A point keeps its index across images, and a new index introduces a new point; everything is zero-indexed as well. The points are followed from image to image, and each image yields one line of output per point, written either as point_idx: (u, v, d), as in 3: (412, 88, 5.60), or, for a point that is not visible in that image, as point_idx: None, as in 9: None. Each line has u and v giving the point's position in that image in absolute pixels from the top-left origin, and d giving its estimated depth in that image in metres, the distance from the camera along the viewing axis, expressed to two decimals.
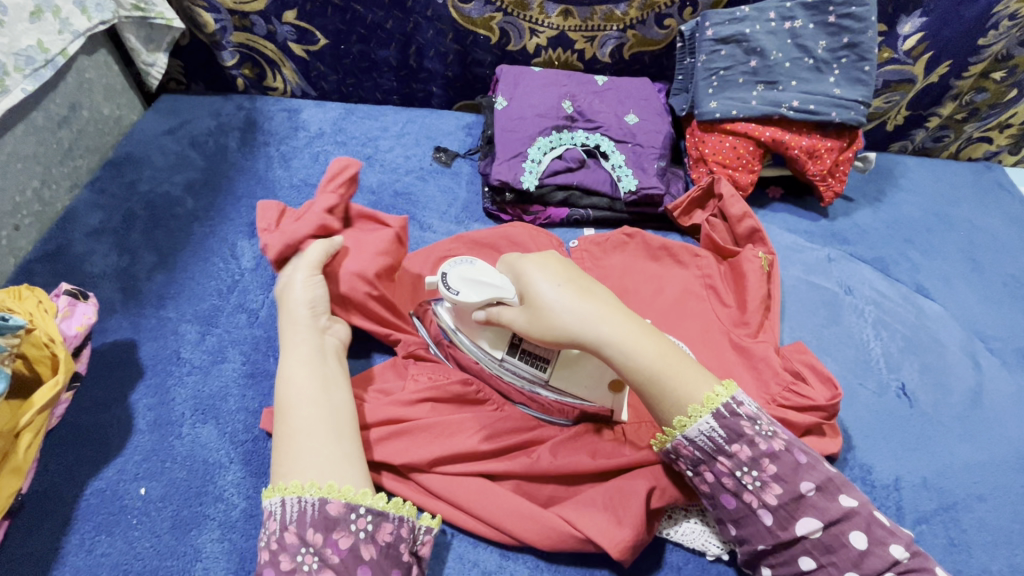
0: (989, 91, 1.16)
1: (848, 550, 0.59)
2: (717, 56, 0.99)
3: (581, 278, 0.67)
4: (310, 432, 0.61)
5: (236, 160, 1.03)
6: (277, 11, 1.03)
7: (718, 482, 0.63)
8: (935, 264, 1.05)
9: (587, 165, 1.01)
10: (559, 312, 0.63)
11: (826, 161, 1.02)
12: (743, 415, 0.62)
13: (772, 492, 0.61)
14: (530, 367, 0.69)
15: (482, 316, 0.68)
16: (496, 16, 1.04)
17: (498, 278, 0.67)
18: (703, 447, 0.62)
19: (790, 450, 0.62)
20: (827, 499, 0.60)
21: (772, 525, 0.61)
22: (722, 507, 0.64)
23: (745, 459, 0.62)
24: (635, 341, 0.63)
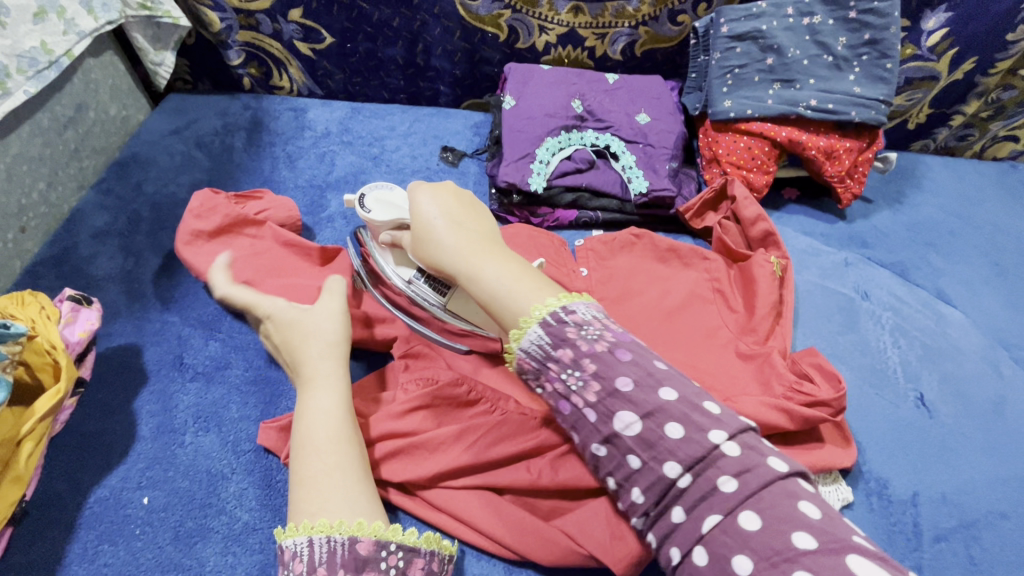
0: (1017, 88, 1.12)
1: (670, 447, 0.52)
2: (732, 53, 0.96)
3: (466, 210, 0.71)
4: (341, 469, 0.58)
5: (242, 161, 1.02)
6: (282, 10, 1.02)
7: (552, 388, 0.58)
8: (958, 269, 1.02)
9: (597, 166, 0.98)
10: (436, 234, 0.68)
11: (844, 162, 0.99)
12: (570, 321, 0.58)
13: (591, 390, 0.56)
14: (428, 293, 0.73)
15: (388, 238, 0.75)
16: (504, 14, 1.02)
17: (399, 212, 0.75)
18: (533, 355, 0.59)
19: (612, 348, 0.56)
20: (642, 393, 0.54)
21: (597, 424, 0.56)
22: (562, 415, 0.58)
23: (567, 360, 0.57)
24: (481, 267, 0.64)
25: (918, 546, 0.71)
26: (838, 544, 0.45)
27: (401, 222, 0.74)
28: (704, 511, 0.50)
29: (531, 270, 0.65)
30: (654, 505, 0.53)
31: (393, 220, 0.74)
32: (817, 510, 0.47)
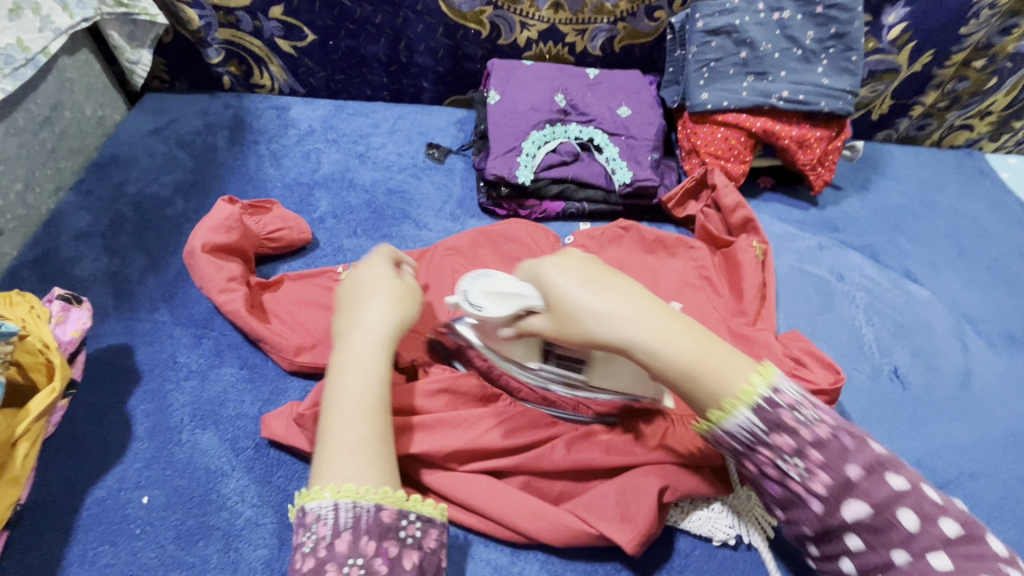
0: (970, 79, 1.19)
1: (899, 535, 0.51)
2: (708, 47, 1.00)
3: (599, 271, 0.61)
4: (369, 441, 0.57)
5: (226, 160, 1.01)
6: (263, 7, 1.01)
7: (760, 469, 0.56)
8: (922, 249, 1.08)
9: (582, 159, 1.01)
10: (590, 314, 0.56)
11: (815, 151, 1.03)
12: (783, 403, 0.54)
13: (820, 479, 0.53)
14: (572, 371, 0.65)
15: (510, 332, 0.63)
16: (486, 10, 1.03)
17: (522, 286, 0.62)
18: (741, 439, 0.55)
19: (834, 434, 0.53)
20: (874, 480, 0.52)
21: (821, 513, 0.53)
22: (771, 494, 0.57)
23: (788, 448, 0.54)
24: (663, 341, 0.56)
25: None
26: None
27: (532, 307, 0.60)
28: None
29: (684, 324, 0.58)
30: (828, 556, 0.55)
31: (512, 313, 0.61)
32: None
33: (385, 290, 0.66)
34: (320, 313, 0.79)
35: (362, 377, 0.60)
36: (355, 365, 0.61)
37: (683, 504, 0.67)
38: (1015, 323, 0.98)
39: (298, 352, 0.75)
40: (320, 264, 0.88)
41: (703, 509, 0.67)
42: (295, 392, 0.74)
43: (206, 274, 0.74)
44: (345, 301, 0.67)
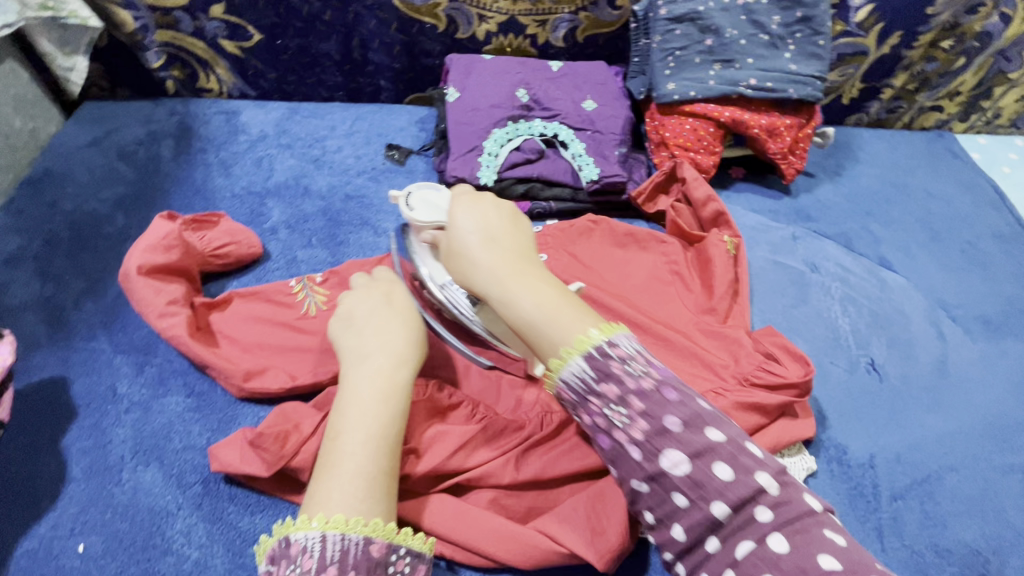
0: (939, 60, 1.18)
1: (716, 486, 0.52)
2: (672, 35, 0.96)
3: (507, 225, 0.67)
4: (375, 473, 0.55)
5: (171, 170, 0.96)
6: (203, 6, 0.95)
7: (595, 421, 0.58)
8: (896, 235, 1.06)
9: (547, 156, 0.97)
10: (469, 254, 0.64)
11: (786, 139, 1.01)
12: (615, 356, 0.56)
13: (639, 427, 0.55)
14: (463, 301, 0.69)
15: (429, 239, 0.71)
16: (440, 3, 0.99)
17: (439, 211, 0.71)
18: (574, 388, 0.57)
19: (659, 387, 0.55)
20: (691, 433, 0.54)
21: (641, 462, 0.55)
22: (606, 449, 0.58)
23: (612, 396, 0.56)
24: (516, 291, 0.61)
25: (878, 506, 0.73)
26: (858, 569, 0.48)
27: (441, 224, 0.70)
28: (725, 532, 0.52)
29: (567, 298, 0.62)
30: (660, 521, 0.55)
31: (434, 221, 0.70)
32: (843, 538, 0.50)
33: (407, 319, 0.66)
34: (272, 331, 0.75)
35: (382, 403, 0.58)
36: (378, 390, 0.59)
37: None
38: (991, 307, 0.96)
39: (248, 377, 0.70)
40: (271, 279, 0.84)
41: None
42: (247, 418, 0.70)
43: (144, 299, 0.69)
44: (365, 317, 0.65)
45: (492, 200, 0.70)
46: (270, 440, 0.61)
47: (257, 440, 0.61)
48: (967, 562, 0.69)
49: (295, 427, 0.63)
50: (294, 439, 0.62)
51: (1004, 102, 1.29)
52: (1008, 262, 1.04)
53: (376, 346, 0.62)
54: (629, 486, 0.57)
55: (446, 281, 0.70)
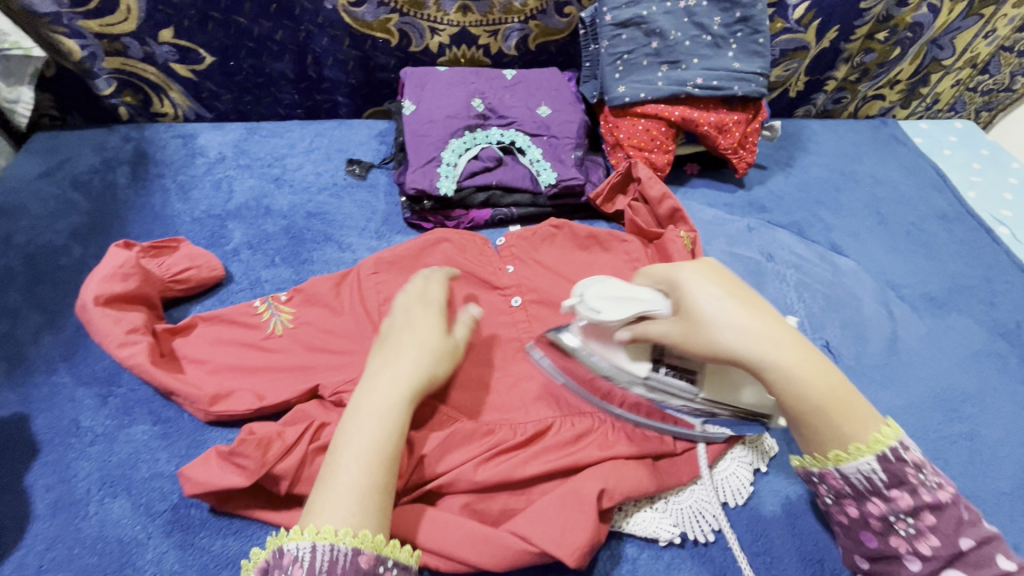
0: (876, 51, 1.23)
1: (964, 562, 0.55)
2: (619, 40, 0.99)
3: (750, 292, 0.61)
4: (370, 486, 0.57)
5: (128, 198, 0.95)
6: (151, 31, 0.95)
7: (860, 518, 0.60)
8: (845, 221, 1.11)
9: (505, 163, 0.99)
10: (715, 326, 0.57)
11: (735, 135, 1.04)
12: (909, 460, 0.58)
13: (928, 542, 0.57)
14: (680, 385, 0.63)
15: (627, 336, 0.62)
16: (391, 18, 1.00)
17: (642, 291, 0.62)
18: (856, 484, 0.59)
19: (947, 502, 0.57)
20: (982, 555, 0.55)
21: (920, 569, 0.57)
22: (857, 538, 0.62)
23: (902, 507, 0.58)
24: (788, 361, 0.57)
25: None
26: None
27: (647, 312, 0.61)
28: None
29: (815, 353, 0.59)
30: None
31: (632, 316, 0.61)
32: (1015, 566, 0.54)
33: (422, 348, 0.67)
34: (241, 353, 0.77)
35: (381, 420, 0.60)
36: (378, 408, 0.61)
37: (624, 506, 0.67)
38: (935, 284, 1.01)
39: (214, 401, 0.70)
40: (235, 300, 0.84)
41: (647, 509, 0.68)
42: (215, 440, 0.70)
43: (102, 329, 0.69)
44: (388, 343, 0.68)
45: (708, 264, 0.63)
46: (250, 448, 0.61)
47: (237, 447, 0.61)
48: None
49: (277, 435, 0.63)
50: (276, 448, 0.62)
51: (941, 88, 1.35)
52: (951, 241, 1.10)
53: (382, 366, 0.65)
54: (865, 567, 0.62)
55: (652, 371, 0.63)
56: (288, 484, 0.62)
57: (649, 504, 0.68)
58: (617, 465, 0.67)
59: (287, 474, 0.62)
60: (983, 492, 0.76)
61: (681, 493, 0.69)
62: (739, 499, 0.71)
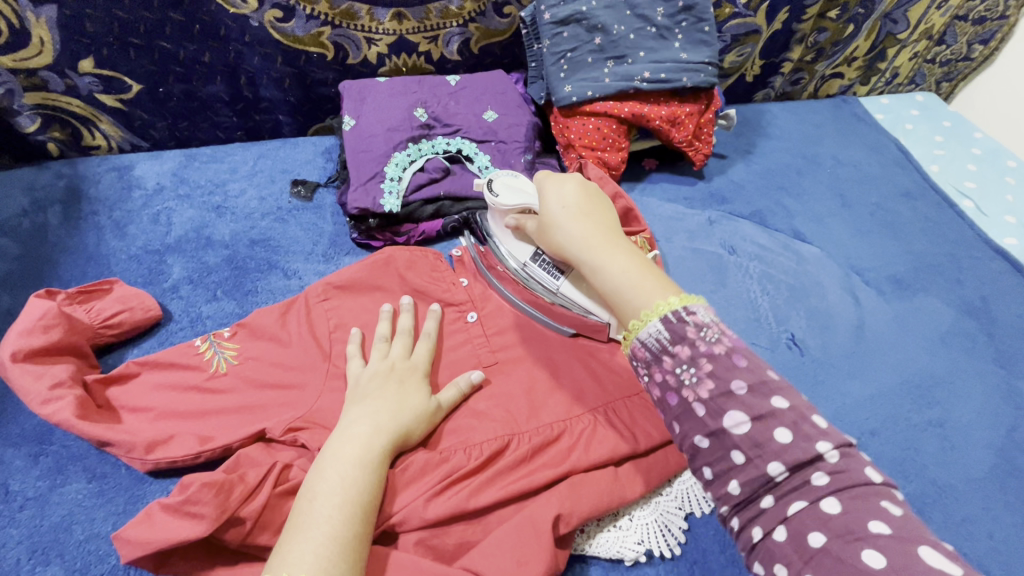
0: (829, 30, 1.20)
1: (773, 446, 0.49)
2: (560, 38, 0.96)
3: (592, 203, 0.72)
4: (345, 538, 0.55)
5: (59, 239, 0.90)
6: (70, 62, 0.90)
7: (664, 382, 0.55)
8: (808, 206, 1.08)
9: (453, 173, 0.95)
10: (560, 226, 0.69)
11: (688, 127, 1.02)
12: (690, 321, 0.55)
13: (705, 386, 0.52)
14: (549, 277, 0.79)
15: (514, 221, 0.80)
16: (323, 31, 0.96)
17: (526, 196, 0.81)
18: (650, 347, 0.56)
19: (729, 352, 0.53)
20: (754, 397, 0.51)
21: (704, 419, 0.52)
22: (667, 407, 0.55)
23: (685, 357, 0.54)
24: (606, 256, 0.64)
25: None
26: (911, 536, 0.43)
27: (526, 208, 0.79)
28: (783, 490, 0.48)
29: (652, 266, 0.64)
30: (717, 477, 0.51)
31: (519, 206, 0.80)
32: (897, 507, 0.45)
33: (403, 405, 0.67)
34: (182, 396, 0.72)
35: (358, 472, 0.60)
36: (354, 459, 0.60)
37: (585, 527, 0.65)
38: (901, 265, 0.99)
39: (151, 448, 0.66)
40: (175, 340, 0.80)
41: (609, 529, 0.65)
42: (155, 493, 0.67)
43: (23, 387, 0.65)
44: (361, 397, 0.68)
45: (579, 179, 0.76)
46: (207, 493, 0.57)
47: (194, 493, 0.56)
48: None
49: (239, 478, 0.60)
50: (238, 492, 0.59)
51: (899, 62, 1.33)
52: (915, 219, 1.08)
53: (358, 418, 0.64)
54: (678, 437, 0.54)
55: (528, 259, 0.81)
56: (249, 529, 0.59)
57: (611, 523, 0.66)
58: (574, 486, 0.64)
59: (252, 517, 0.58)
60: (955, 480, 0.74)
61: (644, 507, 0.67)
62: (704, 508, 0.69)
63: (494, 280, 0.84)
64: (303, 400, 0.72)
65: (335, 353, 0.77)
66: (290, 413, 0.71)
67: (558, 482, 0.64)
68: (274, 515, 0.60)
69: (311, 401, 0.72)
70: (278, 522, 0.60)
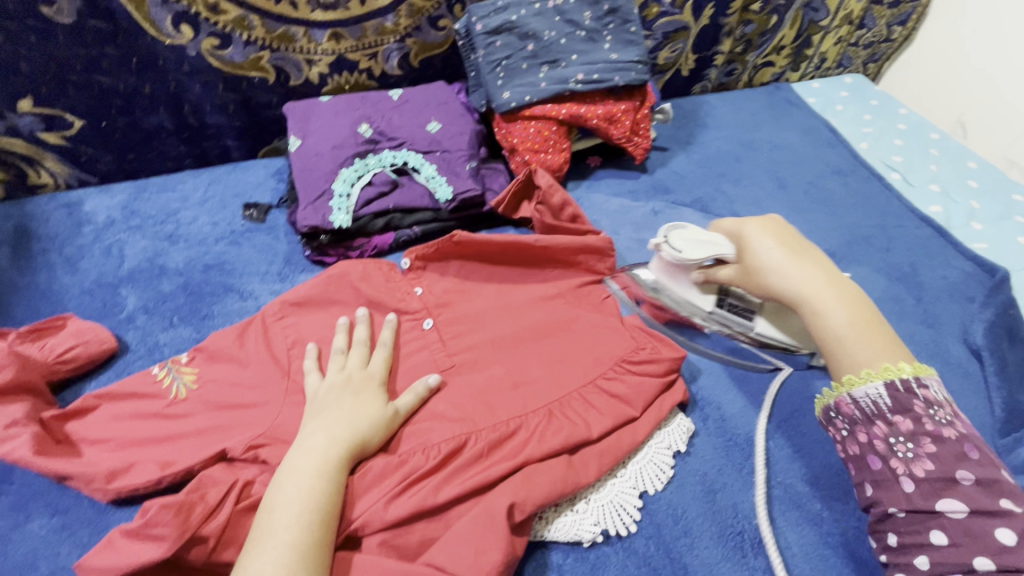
0: (755, 21, 1.27)
1: (989, 505, 0.53)
2: (494, 47, 0.99)
3: (794, 241, 0.72)
4: (305, 546, 0.57)
5: (10, 280, 0.90)
6: (7, 103, 0.90)
7: (869, 442, 0.60)
8: (747, 191, 1.14)
9: (401, 184, 0.98)
10: (771, 270, 0.70)
11: (625, 123, 1.07)
12: (919, 395, 0.59)
13: (924, 464, 0.56)
14: (741, 320, 0.76)
15: (699, 277, 0.77)
16: (263, 55, 0.98)
17: (716, 237, 0.76)
18: (862, 407, 0.61)
19: (962, 440, 0.56)
20: (985, 493, 0.54)
21: (912, 494, 0.56)
22: (867, 468, 0.59)
23: (905, 430, 0.58)
24: (831, 306, 0.66)
25: (751, 450, 0.78)
26: None
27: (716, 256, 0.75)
28: (932, 535, 0.54)
29: (875, 316, 0.66)
30: (905, 548, 0.55)
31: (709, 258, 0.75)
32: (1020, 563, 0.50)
33: (359, 414, 0.70)
34: (142, 424, 0.73)
35: (316, 480, 0.62)
36: (312, 470, 0.63)
37: (544, 513, 0.68)
38: (835, 239, 1.05)
39: (112, 477, 0.67)
40: (133, 370, 0.81)
41: (566, 513, 0.68)
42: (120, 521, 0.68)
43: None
44: (319, 412, 0.69)
45: (773, 219, 0.76)
46: (166, 515, 0.58)
47: (152, 516, 0.58)
48: (832, 484, 0.75)
49: (199, 497, 0.61)
50: (199, 511, 0.60)
51: (825, 47, 1.40)
52: (847, 195, 1.14)
53: (316, 431, 0.67)
54: (870, 500, 0.59)
55: (716, 308, 0.77)
56: (212, 546, 0.60)
57: (569, 508, 0.69)
58: (529, 476, 0.67)
59: (215, 533, 0.60)
60: None
61: (600, 490, 0.70)
62: (656, 486, 0.72)
63: (648, 317, 0.89)
64: (264, 419, 0.74)
65: (294, 369, 0.79)
66: (252, 431, 0.72)
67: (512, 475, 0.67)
68: (238, 530, 0.62)
69: (273, 417, 0.74)
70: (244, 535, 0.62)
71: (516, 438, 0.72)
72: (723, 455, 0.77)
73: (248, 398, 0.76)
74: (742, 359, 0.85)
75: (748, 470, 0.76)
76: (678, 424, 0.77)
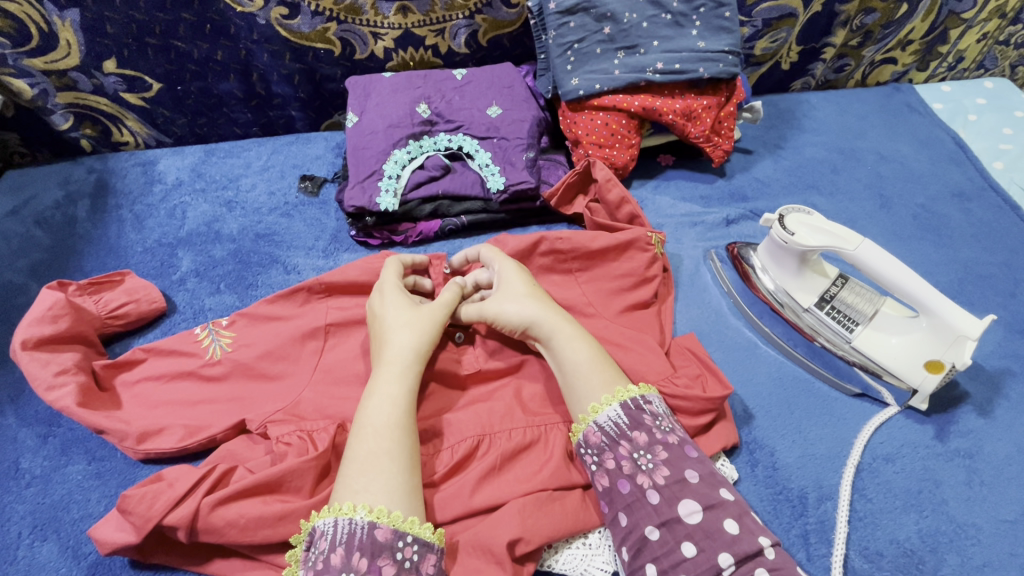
0: (878, 11, 1.08)
1: (721, 537, 0.52)
2: (567, 29, 0.92)
3: (552, 299, 0.74)
4: (382, 455, 0.58)
5: (85, 231, 0.95)
6: (95, 63, 0.93)
7: (615, 467, 0.59)
8: (841, 207, 0.99)
9: (454, 170, 0.94)
10: (521, 299, 0.70)
11: (706, 121, 0.96)
12: (647, 410, 0.61)
13: (661, 472, 0.57)
14: (838, 328, 0.75)
15: (805, 257, 0.76)
16: (329, 27, 0.96)
17: (843, 232, 0.71)
18: (607, 431, 0.60)
19: (683, 443, 0.59)
20: (706, 487, 0.55)
21: (658, 506, 0.55)
22: (618, 494, 0.58)
23: (642, 443, 0.59)
24: (580, 338, 0.67)
25: (804, 510, 0.66)
26: None
27: (833, 249, 0.71)
28: (683, 548, 0.53)
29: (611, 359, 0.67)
30: None
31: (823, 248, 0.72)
32: None
33: (421, 321, 0.68)
34: (179, 385, 0.72)
35: (389, 396, 0.62)
36: (385, 386, 0.63)
37: (554, 543, 0.63)
38: (943, 276, 0.89)
39: (143, 439, 0.68)
40: (177, 331, 0.85)
41: (577, 545, 0.63)
42: (142, 476, 0.71)
43: (31, 373, 0.68)
44: (375, 327, 0.69)
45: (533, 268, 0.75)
46: (136, 502, 0.59)
47: (124, 502, 0.58)
48: (899, 565, 0.63)
49: (168, 485, 0.60)
50: (165, 499, 0.59)
51: (964, 44, 1.19)
52: (967, 224, 0.97)
53: (392, 349, 0.66)
54: (626, 529, 0.56)
55: (812, 305, 0.77)
56: (185, 534, 0.58)
57: (580, 539, 0.64)
58: (538, 503, 0.62)
59: (181, 524, 0.58)
60: (978, 519, 0.66)
61: None
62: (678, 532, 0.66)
63: (735, 308, 0.85)
64: (288, 394, 0.71)
65: (329, 343, 0.76)
66: (275, 404, 0.70)
67: (524, 495, 0.62)
68: (207, 522, 0.58)
69: (296, 393, 0.71)
70: (217, 527, 0.59)
71: (532, 452, 0.67)
72: (769, 509, 0.66)
73: (272, 369, 0.73)
74: (824, 369, 0.77)
75: (797, 533, 0.65)
76: (718, 471, 0.67)
